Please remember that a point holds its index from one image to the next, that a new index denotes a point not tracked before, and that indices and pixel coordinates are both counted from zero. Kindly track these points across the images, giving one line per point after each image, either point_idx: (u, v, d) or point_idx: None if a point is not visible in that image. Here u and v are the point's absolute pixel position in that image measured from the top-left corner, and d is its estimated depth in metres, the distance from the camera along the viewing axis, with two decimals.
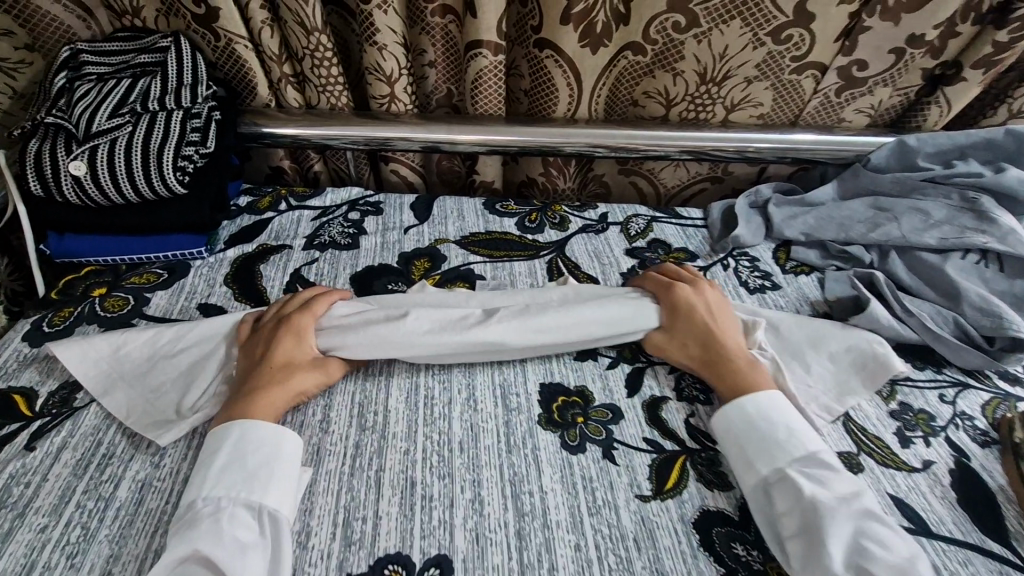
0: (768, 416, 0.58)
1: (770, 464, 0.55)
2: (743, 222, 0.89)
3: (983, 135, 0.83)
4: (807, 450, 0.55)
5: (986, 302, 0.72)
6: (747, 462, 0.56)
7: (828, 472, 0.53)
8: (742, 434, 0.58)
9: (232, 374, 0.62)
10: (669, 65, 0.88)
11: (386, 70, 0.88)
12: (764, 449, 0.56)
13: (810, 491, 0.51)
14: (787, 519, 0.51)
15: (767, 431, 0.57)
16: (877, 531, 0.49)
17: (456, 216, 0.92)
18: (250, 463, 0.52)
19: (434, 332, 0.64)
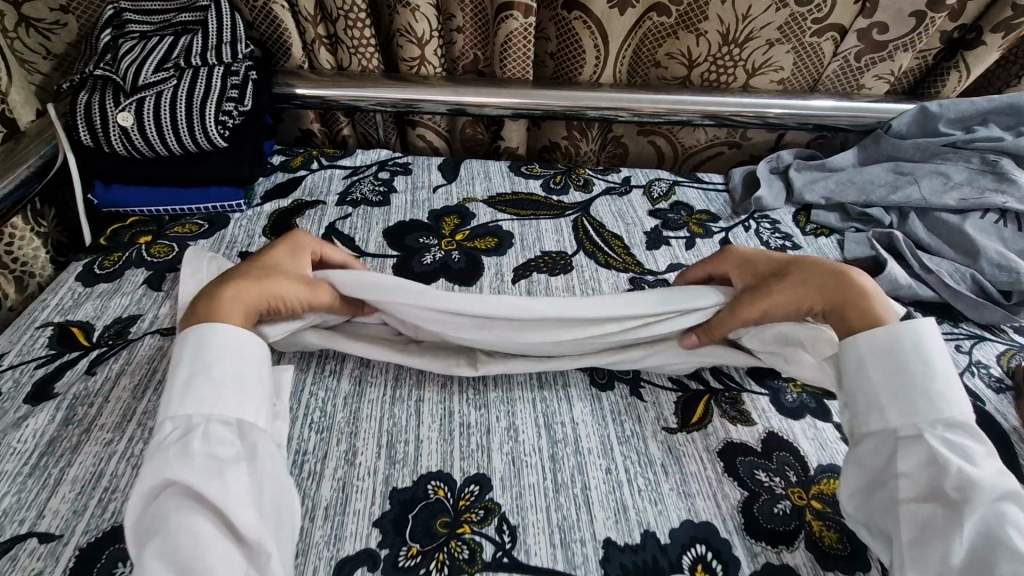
0: (924, 366, 0.51)
1: (908, 420, 0.50)
2: (764, 185, 0.91)
3: (1004, 100, 0.85)
4: (962, 414, 0.49)
5: (1003, 259, 0.73)
6: (880, 408, 0.51)
7: (976, 444, 0.48)
8: (874, 379, 0.52)
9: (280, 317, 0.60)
10: (693, 25, 0.90)
11: (418, 32, 0.91)
12: (907, 397, 0.50)
13: (952, 460, 0.46)
14: (907, 479, 0.48)
15: (914, 381, 0.51)
16: (1021, 522, 0.43)
17: (483, 177, 0.95)
18: (217, 379, 0.50)
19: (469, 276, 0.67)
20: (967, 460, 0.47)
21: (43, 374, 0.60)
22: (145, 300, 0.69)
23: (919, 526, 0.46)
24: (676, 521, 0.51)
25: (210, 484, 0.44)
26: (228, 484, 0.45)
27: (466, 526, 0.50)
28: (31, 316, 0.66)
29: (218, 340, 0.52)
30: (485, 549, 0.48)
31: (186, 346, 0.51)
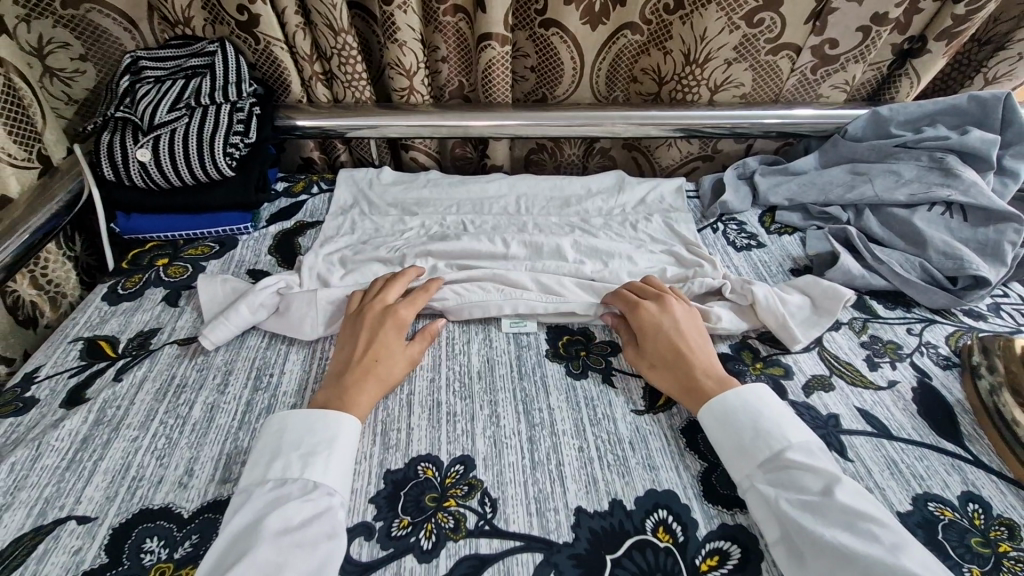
0: (737, 417, 0.59)
1: (746, 470, 0.56)
2: (731, 190, 0.98)
3: (948, 102, 0.90)
4: (775, 449, 0.56)
5: (950, 247, 0.78)
6: (727, 464, 0.58)
7: (800, 469, 0.54)
8: (718, 434, 0.59)
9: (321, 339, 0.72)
10: (661, 43, 0.99)
11: (406, 64, 0.99)
12: (738, 446, 0.57)
13: (783, 496, 0.52)
14: (766, 526, 0.52)
15: (738, 435, 0.58)
16: (858, 525, 0.48)
17: (470, 194, 1.02)
18: (344, 451, 0.57)
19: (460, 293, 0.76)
20: (796, 486, 0.52)
21: (76, 382, 0.67)
22: (164, 315, 0.76)
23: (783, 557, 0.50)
24: (640, 488, 0.57)
25: (316, 551, 0.49)
26: (319, 558, 0.49)
27: (452, 499, 0.56)
28: (63, 332, 0.74)
29: (307, 416, 0.59)
30: (468, 518, 0.55)
31: (314, 416, 0.59)
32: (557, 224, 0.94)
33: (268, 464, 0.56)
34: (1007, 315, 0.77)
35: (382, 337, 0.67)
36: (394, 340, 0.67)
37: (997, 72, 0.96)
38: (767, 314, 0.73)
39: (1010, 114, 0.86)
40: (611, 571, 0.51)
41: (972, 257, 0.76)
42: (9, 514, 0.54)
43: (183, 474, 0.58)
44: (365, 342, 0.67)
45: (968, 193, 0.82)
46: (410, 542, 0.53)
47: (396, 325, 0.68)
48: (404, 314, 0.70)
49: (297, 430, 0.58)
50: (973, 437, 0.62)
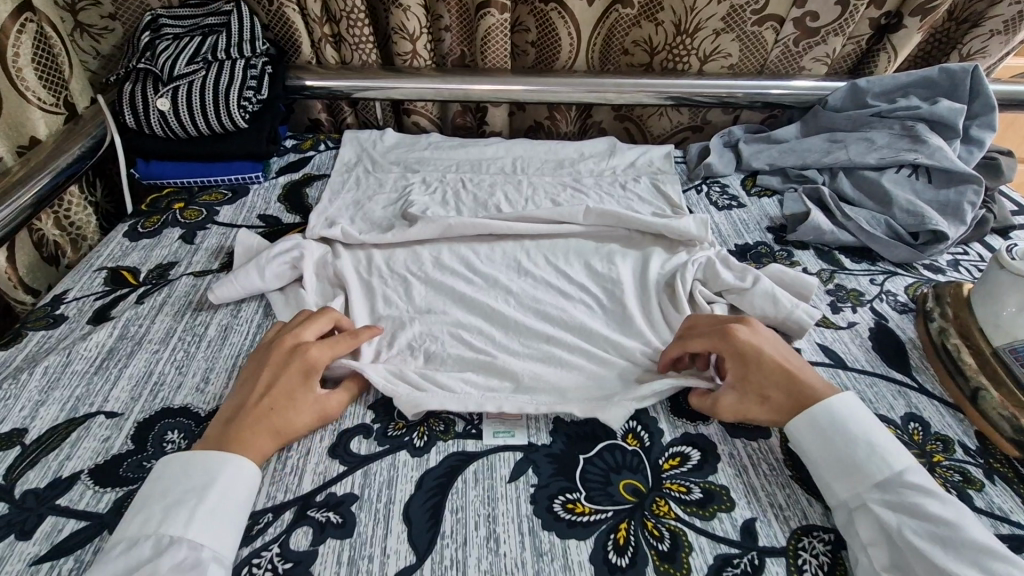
0: (847, 432, 0.54)
1: (853, 491, 0.52)
2: (716, 155, 1.04)
3: (921, 74, 0.95)
4: (895, 470, 0.51)
5: (913, 205, 0.84)
6: (829, 481, 0.53)
7: (923, 494, 0.49)
8: (822, 449, 0.55)
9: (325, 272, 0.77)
10: (652, 14, 1.03)
11: (409, 29, 1.05)
12: (848, 465, 0.53)
13: (904, 525, 0.48)
14: (874, 552, 0.49)
15: (846, 452, 0.53)
16: (984, 564, 0.45)
17: (469, 156, 1.07)
18: (224, 493, 0.50)
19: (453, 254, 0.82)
20: (917, 513, 0.49)
21: (102, 303, 0.73)
22: (181, 251, 0.82)
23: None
24: None
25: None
26: None
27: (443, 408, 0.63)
28: (88, 263, 0.80)
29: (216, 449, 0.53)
30: (457, 423, 0.61)
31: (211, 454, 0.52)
32: (550, 183, 0.99)
33: (129, 517, 0.48)
34: (964, 269, 0.83)
35: (288, 376, 0.58)
36: (301, 388, 0.58)
37: (970, 48, 1.02)
38: (757, 300, 0.72)
39: (978, 84, 0.93)
40: (583, 467, 0.57)
41: (932, 214, 0.83)
42: (44, 409, 0.61)
43: (200, 381, 0.64)
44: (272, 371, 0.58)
45: (933, 157, 0.87)
46: (404, 440, 0.59)
47: (307, 369, 0.59)
48: (320, 358, 0.60)
49: (174, 474, 0.51)
50: (921, 368, 0.68)
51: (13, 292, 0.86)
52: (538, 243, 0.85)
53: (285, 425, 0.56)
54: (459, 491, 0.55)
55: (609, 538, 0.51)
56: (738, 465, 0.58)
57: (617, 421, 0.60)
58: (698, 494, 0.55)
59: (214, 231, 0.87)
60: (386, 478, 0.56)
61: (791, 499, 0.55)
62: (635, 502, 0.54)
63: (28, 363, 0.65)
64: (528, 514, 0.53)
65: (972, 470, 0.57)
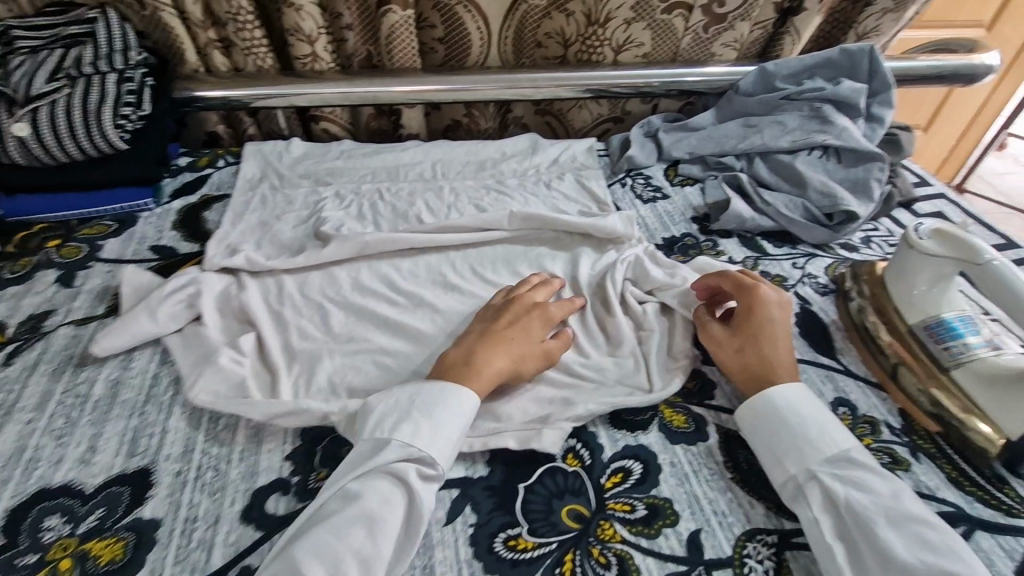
0: (793, 412, 0.56)
1: (801, 465, 0.53)
2: (637, 146, 1.03)
3: (823, 56, 0.98)
4: (841, 447, 0.53)
5: (825, 187, 0.86)
6: (780, 456, 0.55)
7: (866, 470, 0.51)
8: (774, 426, 0.56)
9: (228, 308, 0.70)
10: (561, 6, 1.00)
11: (305, 31, 0.97)
12: (795, 442, 0.54)
13: (851, 497, 0.50)
14: (822, 524, 0.50)
15: (795, 428, 0.55)
16: (924, 536, 0.47)
17: (385, 163, 1.01)
18: (421, 424, 0.52)
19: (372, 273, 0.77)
20: (858, 485, 0.51)
21: None
22: (58, 297, 0.72)
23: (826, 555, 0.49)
24: None
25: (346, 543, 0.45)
26: None
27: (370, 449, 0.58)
28: None
29: (438, 386, 0.55)
30: None
31: (395, 393, 0.55)
32: (472, 187, 0.95)
33: None
34: (876, 245, 0.86)
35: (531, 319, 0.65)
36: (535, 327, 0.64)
37: (865, 27, 1.05)
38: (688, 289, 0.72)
39: (875, 64, 0.96)
40: (523, 497, 0.54)
41: (843, 195, 0.85)
42: None
43: (86, 451, 0.56)
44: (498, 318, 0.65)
45: (841, 137, 0.90)
46: None
47: (541, 313, 0.66)
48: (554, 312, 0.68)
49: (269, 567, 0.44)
50: (845, 350, 0.70)
51: None
52: (463, 253, 0.81)
53: (471, 351, 0.60)
54: None
55: (555, 573, 0.49)
56: (680, 474, 0.56)
57: (555, 442, 0.57)
58: (642, 511, 0.53)
59: (97, 270, 0.77)
60: None
61: (733, 504, 0.54)
62: (579, 529, 0.52)
63: None
64: (468, 558, 0.50)
65: (898, 450, 0.59)
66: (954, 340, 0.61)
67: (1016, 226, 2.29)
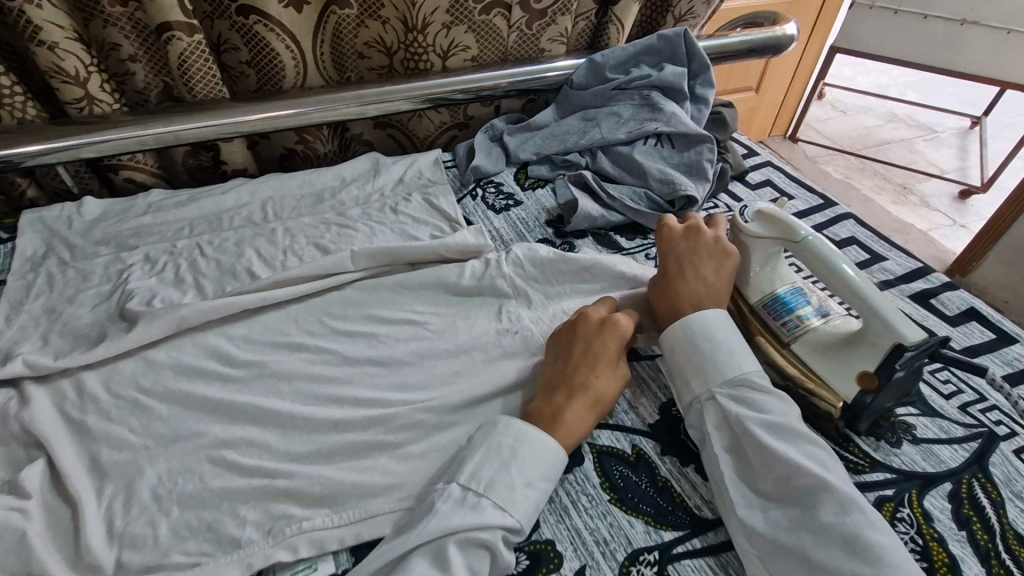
0: (712, 337, 0.59)
1: (704, 384, 0.58)
2: (483, 154, 0.99)
3: (644, 43, 1.00)
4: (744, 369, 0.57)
5: (665, 174, 0.88)
6: (689, 379, 0.59)
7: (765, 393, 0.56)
8: (687, 352, 0.60)
9: (5, 431, 0.57)
10: (374, 13, 0.94)
11: (70, 71, 0.81)
12: (705, 368, 0.58)
13: (741, 413, 0.55)
14: (717, 437, 0.56)
15: (706, 349, 0.59)
16: (808, 449, 0.52)
17: (206, 210, 0.89)
18: (516, 479, 0.51)
19: (196, 349, 0.66)
20: (754, 407, 0.55)
21: None
22: None
23: (742, 477, 0.53)
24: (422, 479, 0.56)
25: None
26: None
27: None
28: None
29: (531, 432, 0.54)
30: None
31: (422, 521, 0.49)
32: (310, 224, 0.86)
33: None
34: None
35: (602, 346, 0.61)
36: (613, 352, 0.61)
37: (679, 10, 1.10)
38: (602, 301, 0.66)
39: (691, 46, 0.99)
40: None
41: (682, 181, 0.87)
42: None
43: None
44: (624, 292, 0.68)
45: (671, 123, 0.93)
46: None
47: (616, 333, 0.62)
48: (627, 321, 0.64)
49: None
50: None
51: None
52: (306, 305, 0.73)
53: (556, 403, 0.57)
54: None
55: None
56: (559, 508, 0.54)
57: None
58: (524, 562, 0.51)
59: None
60: None
61: (613, 527, 0.53)
62: None
63: None
64: None
65: None
66: (789, 314, 0.65)
67: (840, 166, 2.57)
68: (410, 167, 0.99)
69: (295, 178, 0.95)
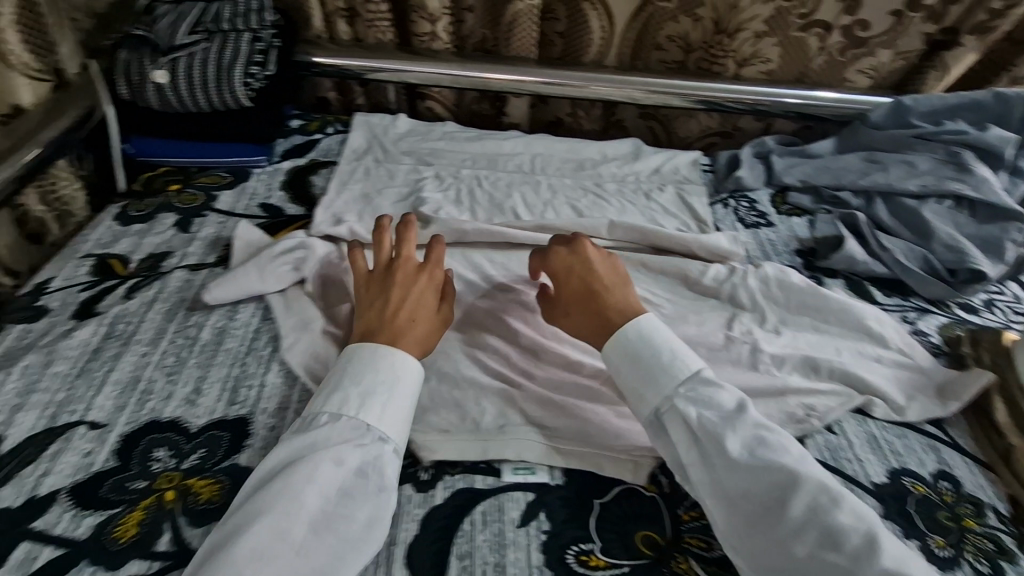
0: (649, 342, 0.57)
1: (659, 394, 0.54)
2: (746, 167, 0.98)
3: (971, 97, 0.90)
4: (693, 369, 0.55)
5: (953, 240, 0.81)
6: (642, 391, 0.55)
7: (711, 390, 0.54)
8: (636, 357, 0.57)
9: (328, 274, 0.72)
10: (692, 10, 0.96)
11: (430, 9, 0.98)
12: (645, 386, 0.55)
13: (710, 418, 0.52)
14: (677, 440, 0.52)
15: (645, 361, 0.56)
16: (774, 450, 0.50)
17: (486, 150, 1.01)
18: (386, 404, 0.53)
19: (466, 262, 0.78)
20: (760, 435, 0.51)
21: (88, 296, 0.68)
22: (176, 239, 0.78)
23: (710, 485, 0.51)
24: (638, 440, 0.59)
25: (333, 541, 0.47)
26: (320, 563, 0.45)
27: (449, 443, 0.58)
28: (76, 248, 0.76)
29: (378, 350, 0.56)
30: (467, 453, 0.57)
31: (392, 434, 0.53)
32: (570, 187, 0.93)
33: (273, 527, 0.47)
34: (1001, 311, 0.79)
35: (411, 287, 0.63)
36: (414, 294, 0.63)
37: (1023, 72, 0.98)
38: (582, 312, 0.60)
39: None
40: (597, 514, 0.54)
41: (972, 253, 0.79)
42: (22, 414, 0.56)
43: (192, 393, 0.60)
44: (569, 275, 0.65)
45: (978, 189, 0.84)
46: (409, 473, 0.55)
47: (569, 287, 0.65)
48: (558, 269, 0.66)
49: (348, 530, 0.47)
50: (953, 422, 0.66)
51: None
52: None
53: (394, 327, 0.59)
54: (465, 535, 0.51)
55: None
56: None
57: (638, 471, 0.57)
58: (720, 552, 0.52)
59: (211, 220, 0.81)
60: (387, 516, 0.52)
61: None
62: (653, 557, 0.52)
63: (4, 359, 0.61)
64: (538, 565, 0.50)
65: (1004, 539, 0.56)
66: None
67: None
68: (670, 159, 1.01)
69: (564, 142, 1.03)
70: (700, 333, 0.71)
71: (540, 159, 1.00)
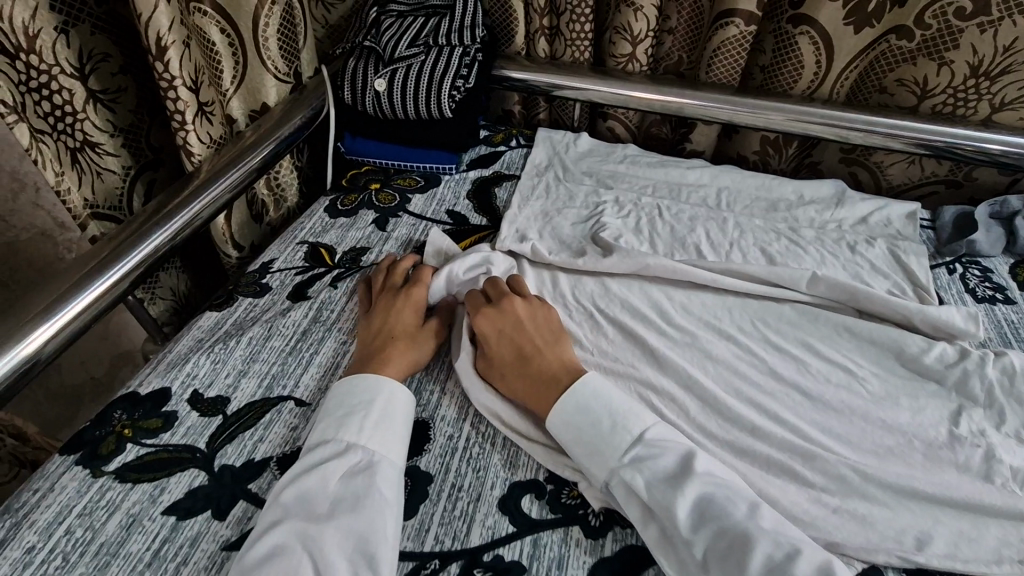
0: (586, 406, 0.56)
1: (605, 462, 0.53)
2: (982, 230, 0.84)
3: None
4: (633, 433, 0.54)
5: None
6: (586, 462, 0.54)
7: (657, 452, 0.52)
8: (576, 424, 0.55)
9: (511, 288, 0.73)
10: (937, 53, 0.84)
11: (634, 31, 0.96)
12: (586, 451, 0.54)
13: (664, 491, 0.49)
14: (645, 522, 0.50)
15: (592, 423, 0.55)
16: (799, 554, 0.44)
17: (668, 178, 0.97)
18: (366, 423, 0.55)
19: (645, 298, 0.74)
20: (692, 503, 0.48)
21: (301, 280, 0.76)
22: (374, 237, 0.84)
23: None
24: (836, 534, 0.53)
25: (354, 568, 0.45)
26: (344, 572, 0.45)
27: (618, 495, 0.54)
28: (293, 233, 0.85)
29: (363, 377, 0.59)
30: None
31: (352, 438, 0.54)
32: (761, 228, 0.86)
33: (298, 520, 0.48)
34: None
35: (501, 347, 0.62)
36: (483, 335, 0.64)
37: None
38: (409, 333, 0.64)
39: None
40: None
41: None
42: (245, 380, 0.63)
43: None
44: (500, 337, 0.63)
45: None
46: (579, 514, 0.54)
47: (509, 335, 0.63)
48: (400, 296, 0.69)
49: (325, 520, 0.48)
50: None
51: (223, 245, 0.91)
52: (743, 304, 0.73)
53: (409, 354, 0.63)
54: None
55: None
56: None
57: None
58: None
59: (405, 222, 0.87)
60: (557, 556, 0.51)
61: None
62: None
63: (236, 329, 0.69)
64: None
65: None
66: None
67: None
68: (883, 208, 0.90)
69: (755, 177, 0.96)
70: (919, 421, 0.61)
71: (727, 194, 0.94)
